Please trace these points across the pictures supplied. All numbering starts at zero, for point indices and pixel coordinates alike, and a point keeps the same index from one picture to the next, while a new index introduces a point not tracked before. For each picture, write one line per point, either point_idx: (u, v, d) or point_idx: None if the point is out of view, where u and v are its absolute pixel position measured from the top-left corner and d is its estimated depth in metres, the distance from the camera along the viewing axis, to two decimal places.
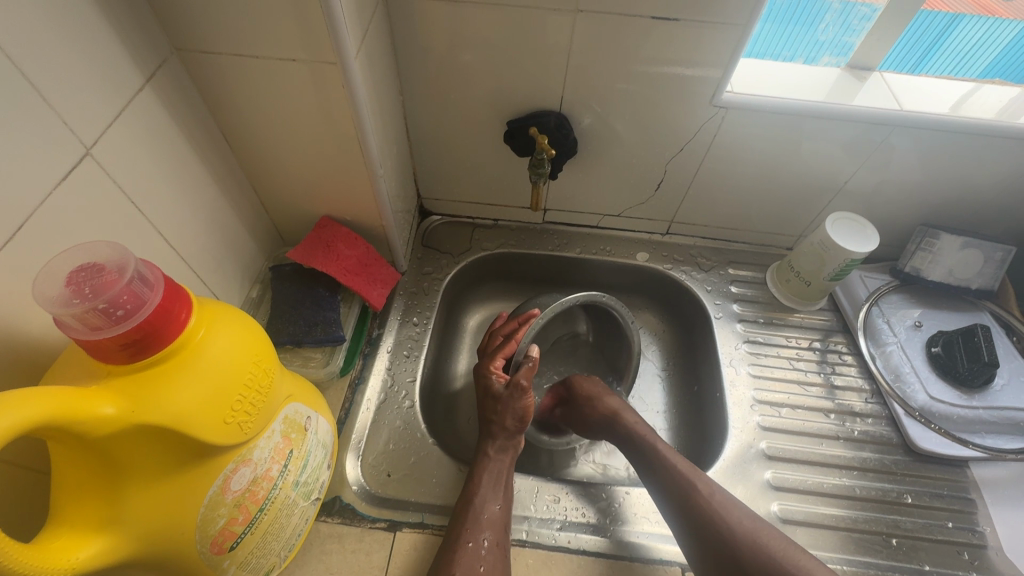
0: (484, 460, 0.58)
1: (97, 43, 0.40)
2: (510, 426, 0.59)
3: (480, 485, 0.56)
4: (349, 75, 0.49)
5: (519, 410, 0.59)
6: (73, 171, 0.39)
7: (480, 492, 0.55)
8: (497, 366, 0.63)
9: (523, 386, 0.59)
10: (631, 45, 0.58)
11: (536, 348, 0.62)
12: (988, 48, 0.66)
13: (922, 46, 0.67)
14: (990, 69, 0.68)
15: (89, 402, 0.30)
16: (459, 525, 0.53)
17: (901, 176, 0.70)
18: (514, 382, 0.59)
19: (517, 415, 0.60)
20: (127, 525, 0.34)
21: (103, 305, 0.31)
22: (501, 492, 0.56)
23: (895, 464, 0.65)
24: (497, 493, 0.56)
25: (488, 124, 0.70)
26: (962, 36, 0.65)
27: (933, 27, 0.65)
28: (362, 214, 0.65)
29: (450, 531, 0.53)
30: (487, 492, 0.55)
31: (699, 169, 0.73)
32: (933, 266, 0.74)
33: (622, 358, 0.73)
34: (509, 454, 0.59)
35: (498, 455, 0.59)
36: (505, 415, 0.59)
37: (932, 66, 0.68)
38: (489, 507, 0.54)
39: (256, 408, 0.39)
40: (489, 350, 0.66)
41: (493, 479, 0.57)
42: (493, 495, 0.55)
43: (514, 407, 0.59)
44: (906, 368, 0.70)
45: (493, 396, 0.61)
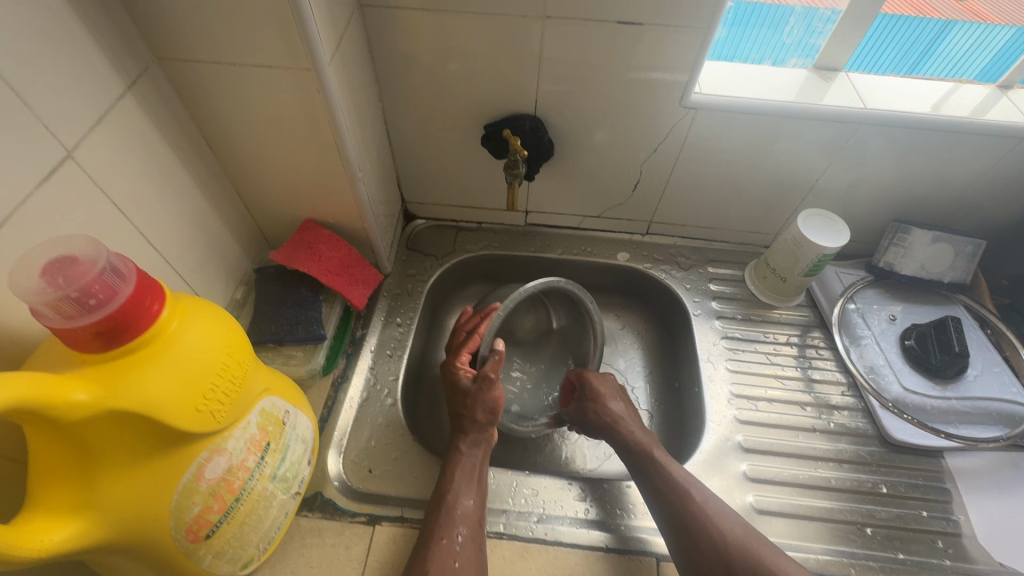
0: (455, 455, 0.59)
1: (78, 53, 0.42)
2: (482, 421, 0.61)
3: (454, 481, 0.56)
4: (324, 81, 0.51)
5: (490, 402, 0.61)
6: (55, 171, 0.41)
7: (452, 488, 0.56)
8: (463, 362, 0.65)
9: (491, 378, 0.61)
10: (599, 49, 0.60)
11: (501, 342, 0.65)
12: (983, 51, 0.67)
13: (916, 53, 0.69)
14: (986, 71, 0.69)
15: (63, 388, 0.32)
16: (433, 522, 0.53)
17: (871, 173, 0.71)
18: (481, 374, 0.62)
19: (488, 407, 0.61)
20: (102, 509, 0.35)
21: (75, 295, 0.32)
22: (475, 487, 0.57)
23: (870, 455, 0.66)
24: (470, 488, 0.56)
25: (467, 128, 0.72)
26: (955, 42, 0.67)
27: (925, 35, 0.67)
28: (344, 217, 0.67)
29: (426, 528, 0.53)
30: (461, 487, 0.56)
31: (673, 170, 0.75)
32: (905, 260, 0.76)
33: (589, 341, 0.75)
34: (482, 447, 0.60)
35: (470, 450, 0.59)
36: (475, 408, 0.61)
37: (930, 69, 0.70)
38: (463, 502, 0.55)
39: (230, 398, 0.41)
40: (453, 346, 0.67)
41: (466, 473, 0.57)
42: (466, 489, 0.56)
43: (484, 399, 0.61)
44: (880, 361, 0.71)
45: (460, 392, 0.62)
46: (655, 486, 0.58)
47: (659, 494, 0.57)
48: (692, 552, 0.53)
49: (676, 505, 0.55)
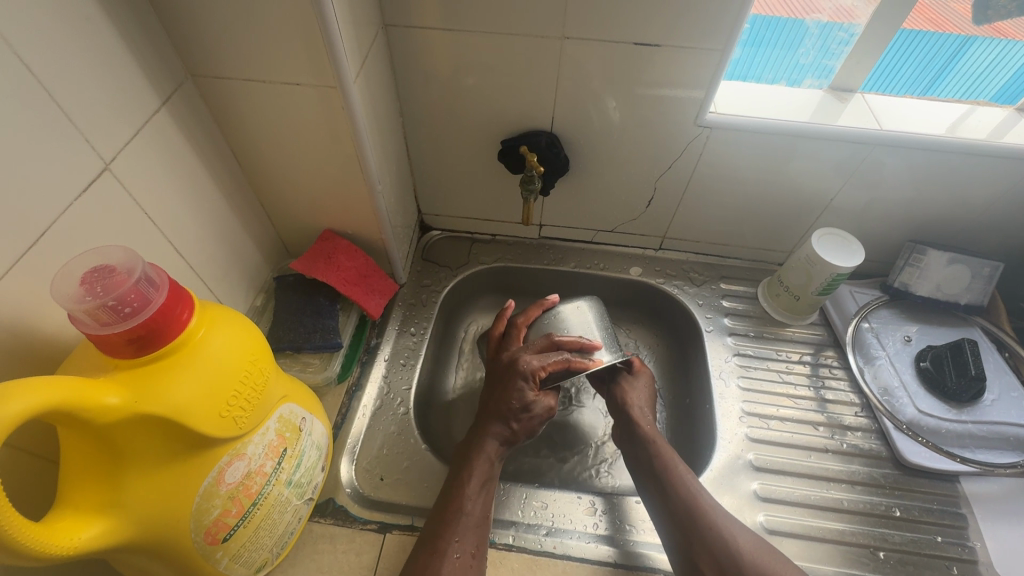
0: (480, 459, 0.58)
1: (117, 71, 0.44)
2: (511, 434, 0.61)
3: (465, 487, 0.56)
4: (349, 98, 0.53)
5: (533, 426, 0.63)
6: (92, 183, 0.43)
7: (461, 490, 0.56)
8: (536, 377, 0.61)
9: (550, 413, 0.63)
10: (616, 69, 0.62)
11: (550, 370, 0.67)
12: (999, 71, 0.67)
13: (933, 69, 0.68)
14: (1001, 92, 0.69)
15: (96, 392, 0.33)
16: (437, 524, 0.53)
17: (887, 193, 0.71)
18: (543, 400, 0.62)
19: (529, 430, 0.62)
20: (126, 510, 0.36)
21: (111, 303, 0.34)
22: (485, 494, 0.56)
23: (883, 478, 0.66)
24: (480, 496, 0.56)
25: (484, 143, 0.73)
26: (973, 60, 0.67)
27: (944, 50, 0.66)
28: (362, 228, 0.69)
29: (435, 530, 0.53)
30: (472, 493, 0.55)
31: (687, 187, 0.75)
32: (921, 281, 0.75)
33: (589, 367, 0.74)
34: (501, 457, 0.61)
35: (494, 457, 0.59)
36: (523, 428, 0.62)
37: (946, 88, 0.69)
38: (472, 511, 0.54)
39: (251, 404, 0.42)
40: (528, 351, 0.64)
41: (478, 479, 0.57)
42: (473, 494, 0.56)
43: (531, 423, 0.62)
44: (894, 383, 0.71)
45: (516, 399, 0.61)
46: (664, 496, 0.57)
47: (661, 496, 0.57)
48: (692, 563, 0.52)
49: (678, 515, 0.55)
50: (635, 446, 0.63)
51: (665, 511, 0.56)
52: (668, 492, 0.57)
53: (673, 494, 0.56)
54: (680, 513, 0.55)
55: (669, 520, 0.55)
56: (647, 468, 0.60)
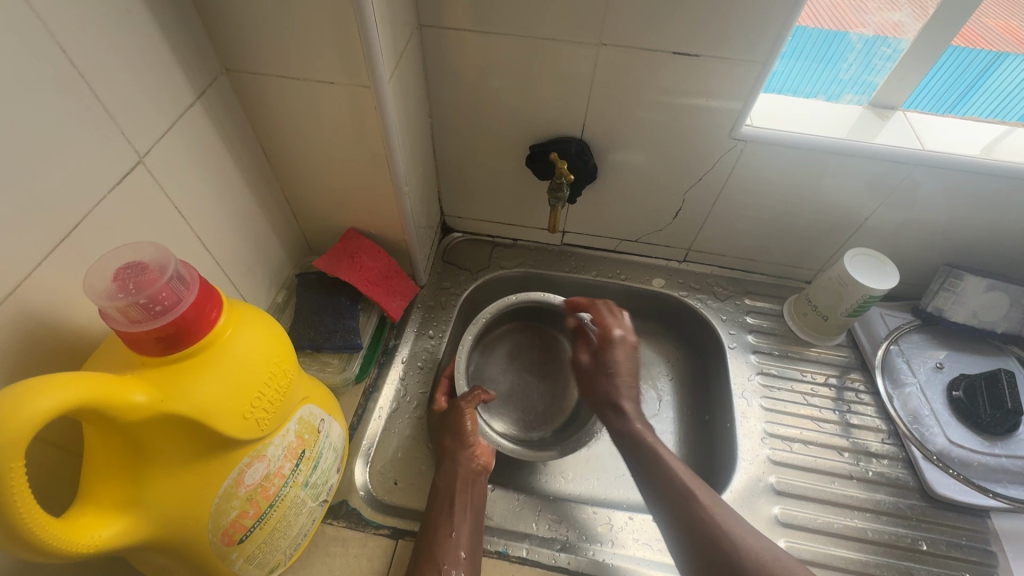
0: (442, 483, 0.58)
1: (156, 65, 0.44)
2: (476, 463, 0.60)
3: (436, 513, 0.55)
4: (382, 97, 0.52)
5: (459, 426, 0.61)
6: (126, 176, 0.43)
7: (436, 520, 0.54)
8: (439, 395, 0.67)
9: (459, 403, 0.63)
10: (652, 77, 0.61)
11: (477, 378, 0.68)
12: None
13: (961, 85, 0.66)
14: None
15: (124, 389, 0.33)
16: (419, 557, 0.52)
17: (923, 215, 0.69)
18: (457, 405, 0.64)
19: (456, 431, 0.61)
20: (148, 509, 0.36)
21: (143, 301, 0.33)
22: (461, 514, 0.55)
23: (910, 509, 0.63)
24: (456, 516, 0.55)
25: (512, 147, 0.72)
26: (1003, 79, 0.64)
27: (973, 67, 0.64)
28: (386, 228, 0.68)
29: (418, 566, 0.51)
30: (444, 517, 0.54)
31: (717, 200, 0.74)
32: (956, 307, 0.73)
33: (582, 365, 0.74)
34: (469, 470, 0.59)
35: (463, 484, 0.58)
36: (448, 433, 0.62)
37: (972, 104, 0.67)
38: (448, 532, 0.53)
39: (274, 406, 0.41)
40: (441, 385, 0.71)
41: (448, 502, 0.56)
42: (450, 522, 0.54)
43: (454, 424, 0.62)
44: (925, 411, 0.69)
45: (469, 425, 0.61)
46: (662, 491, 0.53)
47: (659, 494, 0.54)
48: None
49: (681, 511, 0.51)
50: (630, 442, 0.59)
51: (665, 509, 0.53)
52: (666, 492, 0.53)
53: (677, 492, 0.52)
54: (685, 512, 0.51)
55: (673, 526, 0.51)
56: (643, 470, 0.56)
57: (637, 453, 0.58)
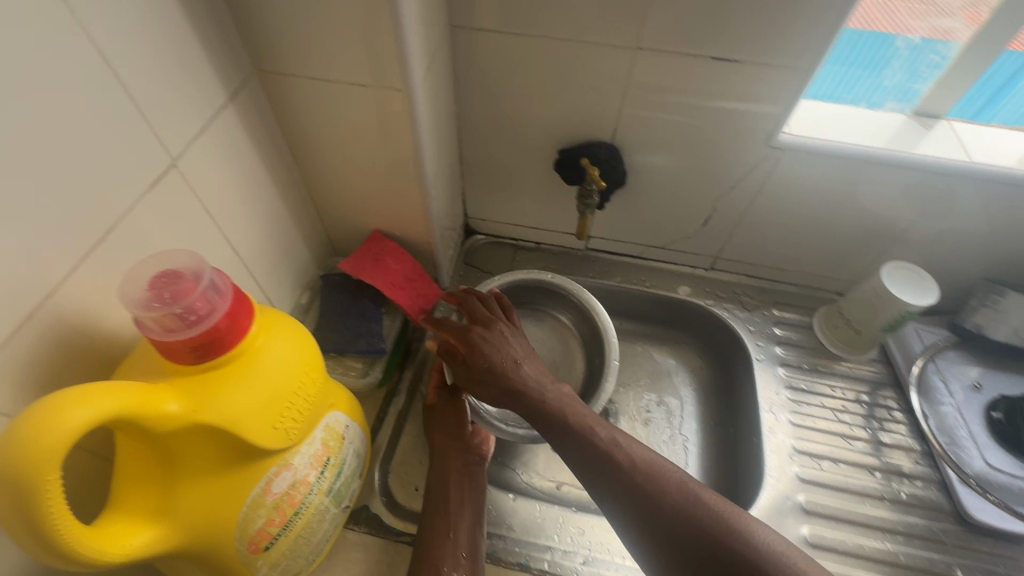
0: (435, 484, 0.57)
1: (190, 66, 0.43)
2: (473, 456, 0.61)
3: (432, 513, 0.55)
4: (413, 101, 0.51)
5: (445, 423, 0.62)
6: (159, 180, 0.42)
7: (433, 521, 0.54)
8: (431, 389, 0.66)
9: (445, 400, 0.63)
10: (688, 82, 0.59)
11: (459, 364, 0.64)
12: None
13: (991, 88, 0.63)
14: None
15: (156, 399, 0.32)
16: (418, 558, 0.51)
17: (964, 229, 0.67)
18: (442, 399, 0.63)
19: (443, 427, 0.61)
20: (178, 517, 0.36)
21: (179, 310, 0.33)
22: (459, 513, 0.55)
23: (944, 533, 0.61)
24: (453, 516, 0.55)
25: (540, 150, 0.71)
26: None
27: (1004, 70, 0.61)
28: (411, 231, 0.68)
29: (418, 567, 0.51)
30: (439, 517, 0.54)
31: (748, 208, 0.72)
32: (997, 324, 0.70)
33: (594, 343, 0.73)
34: (460, 465, 0.59)
35: (456, 479, 0.58)
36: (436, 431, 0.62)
37: (1004, 105, 0.64)
38: (446, 533, 0.53)
39: (302, 415, 0.41)
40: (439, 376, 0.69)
41: (444, 501, 0.56)
42: (448, 522, 0.54)
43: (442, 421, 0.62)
44: (961, 432, 0.67)
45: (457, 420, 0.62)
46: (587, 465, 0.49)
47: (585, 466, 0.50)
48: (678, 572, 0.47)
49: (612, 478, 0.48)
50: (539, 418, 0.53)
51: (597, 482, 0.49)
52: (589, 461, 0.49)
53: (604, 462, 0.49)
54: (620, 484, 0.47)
55: (621, 505, 0.47)
56: (566, 445, 0.51)
57: (556, 430, 0.52)
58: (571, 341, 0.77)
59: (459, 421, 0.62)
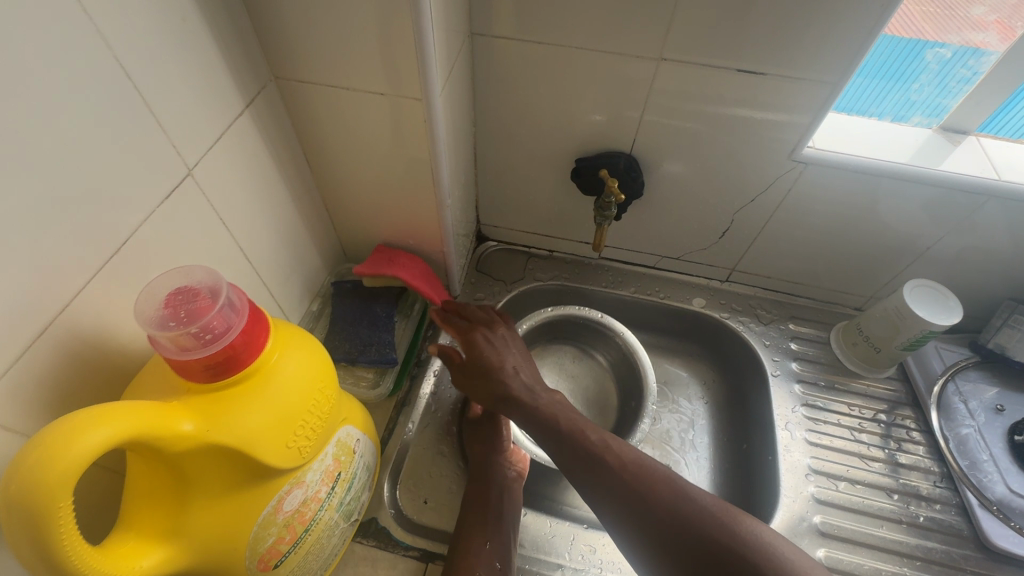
0: (473, 496, 0.58)
1: (208, 74, 0.42)
2: (511, 471, 0.61)
3: (467, 524, 0.55)
4: (432, 111, 0.50)
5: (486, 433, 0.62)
6: (175, 190, 0.41)
7: (470, 530, 0.55)
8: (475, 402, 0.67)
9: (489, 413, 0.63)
10: (711, 94, 0.58)
11: None
12: None
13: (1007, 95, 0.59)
14: None
15: (171, 419, 0.32)
16: (453, 565, 0.52)
17: (989, 248, 0.65)
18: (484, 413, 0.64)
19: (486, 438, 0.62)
20: (189, 537, 0.35)
21: (195, 329, 0.32)
22: (494, 527, 0.55)
23: (964, 559, 0.60)
24: (486, 528, 0.55)
25: (556, 159, 0.70)
26: None
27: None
28: (425, 239, 0.67)
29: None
30: (474, 529, 0.55)
31: (767, 222, 0.71)
32: (1021, 345, 0.69)
33: (631, 384, 0.73)
34: (500, 477, 0.59)
35: (496, 492, 0.58)
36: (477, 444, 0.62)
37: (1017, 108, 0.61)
38: (479, 545, 0.53)
39: (316, 432, 0.40)
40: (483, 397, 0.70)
41: (480, 513, 0.56)
42: (484, 532, 0.55)
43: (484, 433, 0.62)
44: (983, 456, 0.65)
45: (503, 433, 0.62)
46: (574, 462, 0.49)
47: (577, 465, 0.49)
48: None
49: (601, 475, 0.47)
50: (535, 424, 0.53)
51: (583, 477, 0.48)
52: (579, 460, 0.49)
53: (594, 462, 0.48)
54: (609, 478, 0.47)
55: (615, 507, 0.46)
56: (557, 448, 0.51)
57: (548, 435, 0.52)
58: (606, 383, 0.77)
59: (503, 435, 0.62)
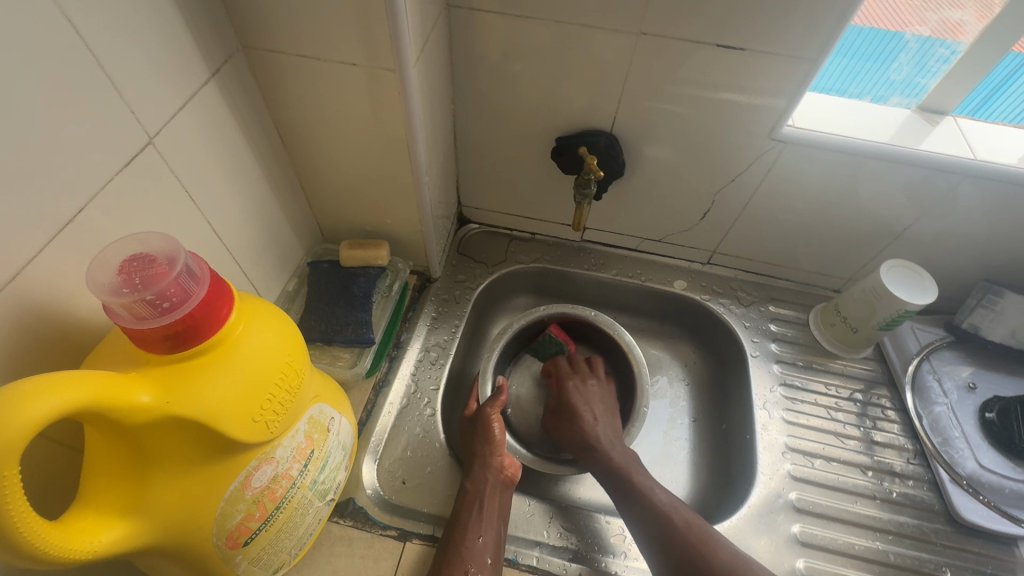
0: (469, 496, 0.56)
1: (170, 39, 0.41)
2: (504, 474, 0.58)
3: (463, 520, 0.54)
4: (406, 83, 0.49)
5: (484, 433, 0.61)
6: (135, 159, 0.40)
7: (465, 523, 0.53)
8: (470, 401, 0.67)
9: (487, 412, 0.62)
10: (692, 70, 0.57)
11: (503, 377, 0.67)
12: None
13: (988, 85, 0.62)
14: None
15: (128, 390, 0.31)
16: (446, 555, 0.51)
17: (966, 230, 0.66)
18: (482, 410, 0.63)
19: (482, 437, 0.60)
20: (151, 513, 0.34)
21: (150, 297, 0.32)
22: (488, 523, 0.54)
23: (934, 533, 0.61)
24: (482, 524, 0.54)
25: (536, 138, 0.69)
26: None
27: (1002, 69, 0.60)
28: (404, 219, 0.66)
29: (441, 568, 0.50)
30: (470, 524, 0.53)
31: (748, 202, 0.70)
32: (995, 325, 0.70)
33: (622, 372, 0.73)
34: (499, 480, 0.58)
35: (492, 490, 0.57)
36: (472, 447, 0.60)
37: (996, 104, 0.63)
38: (474, 539, 0.52)
39: (285, 407, 0.39)
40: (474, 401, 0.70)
41: (475, 509, 0.55)
42: (478, 526, 0.53)
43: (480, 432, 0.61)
44: (954, 432, 0.66)
45: (496, 429, 0.61)
46: (641, 512, 0.55)
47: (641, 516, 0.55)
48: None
49: (665, 531, 0.53)
50: (605, 468, 0.59)
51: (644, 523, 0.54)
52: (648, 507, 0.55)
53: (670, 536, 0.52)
54: (669, 534, 0.52)
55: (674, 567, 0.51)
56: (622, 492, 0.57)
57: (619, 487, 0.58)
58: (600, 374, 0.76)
59: (498, 429, 0.61)
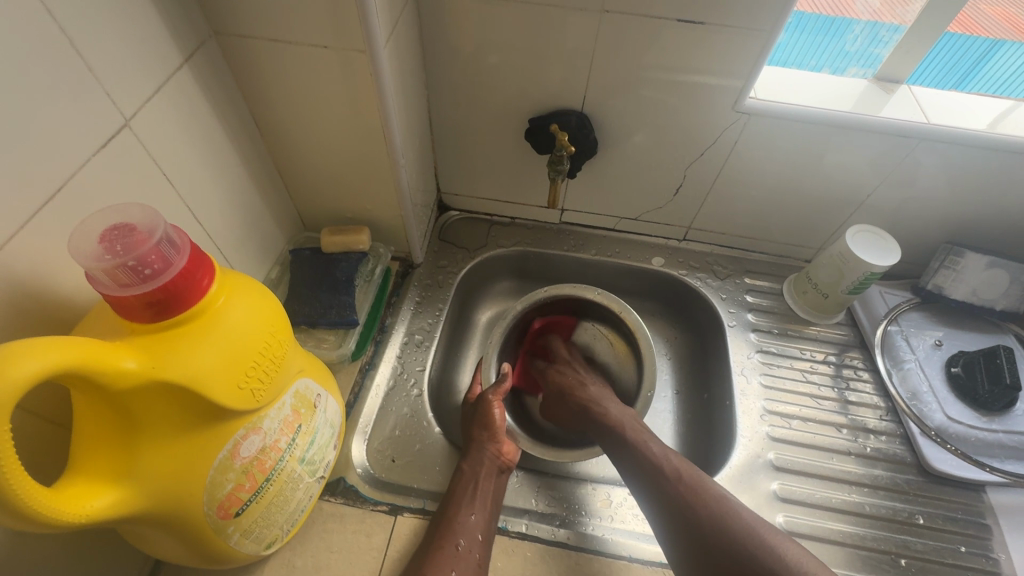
0: (464, 477, 0.57)
1: (141, 24, 0.42)
2: (500, 460, 0.59)
3: (455, 498, 0.55)
4: (377, 64, 0.50)
5: (485, 417, 0.62)
6: (110, 141, 0.41)
7: (457, 501, 0.54)
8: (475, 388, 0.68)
9: (489, 398, 0.64)
10: (655, 47, 0.59)
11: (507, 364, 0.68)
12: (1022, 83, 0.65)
13: (960, 71, 0.66)
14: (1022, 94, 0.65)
15: (113, 356, 0.32)
16: (437, 530, 0.52)
17: (925, 194, 0.68)
18: (483, 395, 0.65)
19: (484, 422, 0.61)
20: (139, 481, 0.35)
21: (132, 263, 0.33)
22: (479, 501, 0.55)
23: (907, 484, 0.64)
24: (474, 502, 0.55)
25: (510, 121, 0.71)
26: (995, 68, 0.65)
27: (970, 54, 0.65)
28: (383, 204, 0.67)
29: (428, 544, 0.51)
30: (461, 503, 0.54)
31: (717, 177, 0.73)
32: (957, 284, 0.73)
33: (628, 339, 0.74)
34: (496, 462, 0.59)
35: (487, 472, 0.58)
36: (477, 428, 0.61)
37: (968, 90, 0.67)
38: (465, 517, 0.53)
39: (269, 377, 0.40)
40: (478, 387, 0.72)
41: (467, 488, 0.56)
42: (470, 505, 0.54)
43: (481, 416, 0.62)
44: (923, 387, 0.69)
45: (497, 412, 0.62)
46: (642, 477, 0.56)
47: (642, 480, 0.56)
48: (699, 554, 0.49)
49: (660, 489, 0.54)
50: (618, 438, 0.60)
51: (644, 488, 0.55)
52: (644, 473, 0.56)
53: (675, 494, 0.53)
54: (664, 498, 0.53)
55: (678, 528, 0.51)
56: (622, 458, 0.58)
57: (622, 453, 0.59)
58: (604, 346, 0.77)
59: (499, 412, 0.62)
